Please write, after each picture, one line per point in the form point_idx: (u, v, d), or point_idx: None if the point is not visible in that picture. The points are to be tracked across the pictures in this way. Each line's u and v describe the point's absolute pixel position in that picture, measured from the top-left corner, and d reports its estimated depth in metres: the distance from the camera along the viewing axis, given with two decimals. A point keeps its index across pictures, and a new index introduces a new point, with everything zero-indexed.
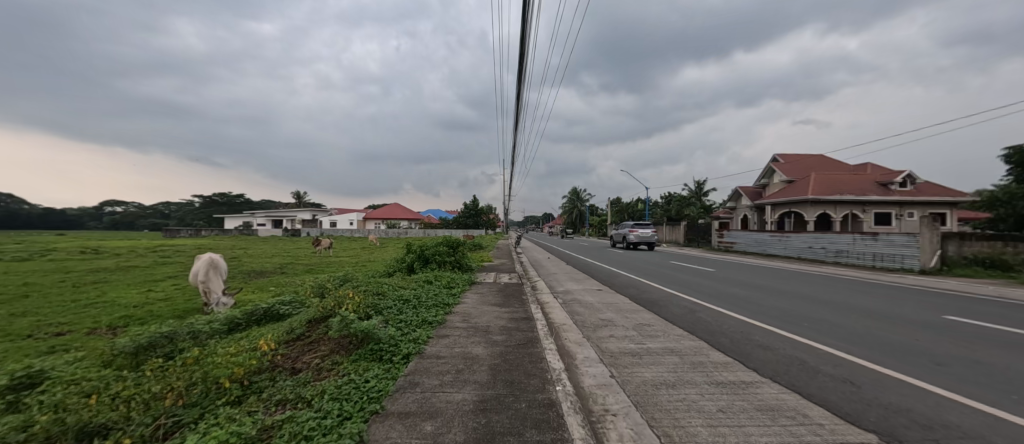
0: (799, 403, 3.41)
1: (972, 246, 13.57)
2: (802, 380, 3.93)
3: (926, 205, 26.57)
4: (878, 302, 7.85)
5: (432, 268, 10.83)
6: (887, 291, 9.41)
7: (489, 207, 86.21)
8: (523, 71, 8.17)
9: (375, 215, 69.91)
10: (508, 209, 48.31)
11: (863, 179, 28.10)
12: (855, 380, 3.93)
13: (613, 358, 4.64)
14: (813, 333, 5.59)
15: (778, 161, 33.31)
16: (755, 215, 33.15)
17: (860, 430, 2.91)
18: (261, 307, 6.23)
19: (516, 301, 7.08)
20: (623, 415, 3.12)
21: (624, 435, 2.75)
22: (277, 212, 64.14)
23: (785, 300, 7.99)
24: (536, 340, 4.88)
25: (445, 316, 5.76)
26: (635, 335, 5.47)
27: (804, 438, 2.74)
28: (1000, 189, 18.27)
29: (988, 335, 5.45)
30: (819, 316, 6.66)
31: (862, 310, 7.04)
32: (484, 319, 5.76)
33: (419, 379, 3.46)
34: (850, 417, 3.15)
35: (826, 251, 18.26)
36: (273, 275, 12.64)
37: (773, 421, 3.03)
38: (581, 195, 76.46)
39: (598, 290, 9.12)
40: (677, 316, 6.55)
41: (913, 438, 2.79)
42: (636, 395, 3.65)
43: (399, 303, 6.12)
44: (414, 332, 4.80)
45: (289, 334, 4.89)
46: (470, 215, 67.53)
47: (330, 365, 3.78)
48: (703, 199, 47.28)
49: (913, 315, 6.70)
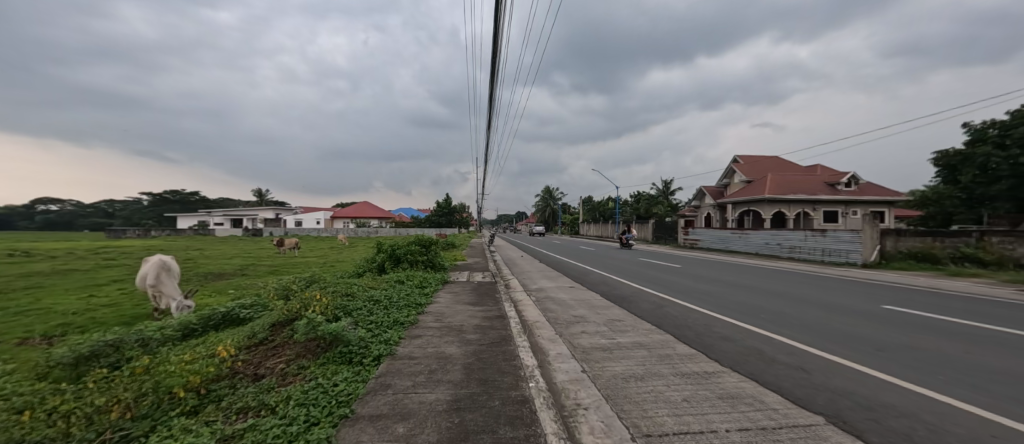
0: (756, 390, 3.65)
1: (907, 242, 14.85)
2: (760, 369, 4.18)
3: (867, 205, 28.90)
4: (826, 294, 8.46)
5: (403, 268, 10.56)
6: (834, 283, 10.15)
7: (461, 205, 85.45)
8: (496, 70, 8.16)
9: (343, 214, 67.54)
10: (481, 207, 48.37)
11: (813, 180, 30.19)
12: (808, 367, 4.23)
13: (584, 353, 4.75)
14: (771, 325, 5.93)
15: (738, 162, 35.18)
16: (717, 214, 34.83)
17: (811, 413, 3.14)
18: (219, 312, 5.86)
19: (490, 300, 7.08)
20: (593, 408, 3.21)
21: (595, 428, 2.83)
22: (237, 211, 60.60)
23: (745, 294, 8.43)
24: (509, 338, 4.90)
25: (418, 316, 5.66)
26: (606, 331, 5.63)
27: (760, 423, 2.94)
28: (930, 190, 20.21)
29: (919, 323, 6.01)
30: (775, 308, 7.08)
31: (813, 302, 7.54)
32: (458, 318, 5.72)
33: (391, 381, 3.40)
34: (801, 401, 3.40)
35: (781, 247, 19.51)
36: (231, 277, 11.98)
37: (733, 408, 3.22)
38: (554, 194, 77.67)
39: (570, 287, 9.29)
40: (646, 312, 6.77)
41: (856, 419, 3.06)
42: (606, 389, 3.75)
43: (369, 304, 5.96)
44: (384, 334, 4.69)
45: (250, 339, 4.62)
46: (442, 214, 66.53)
47: (296, 370, 3.64)
48: (669, 197, 49.40)
49: (857, 305, 7.31)
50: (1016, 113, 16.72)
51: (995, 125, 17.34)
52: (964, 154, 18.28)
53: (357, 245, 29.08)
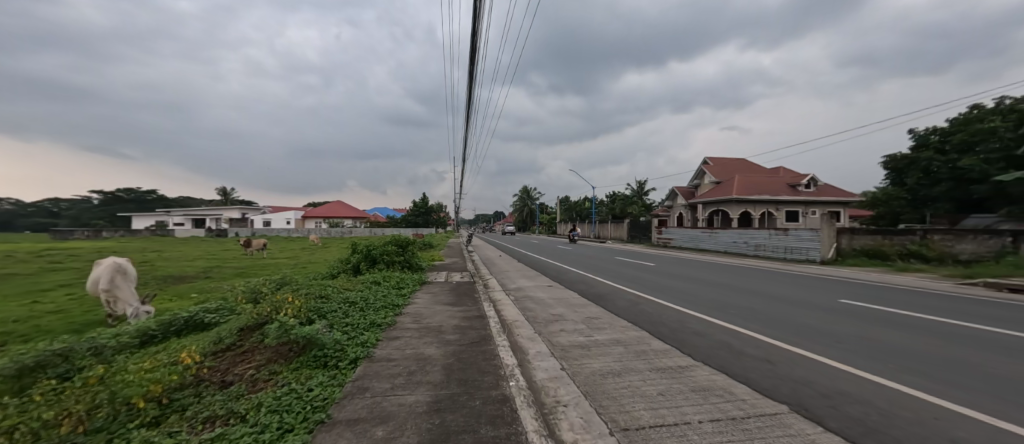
0: (726, 382, 3.82)
1: (860, 240, 15.90)
2: (730, 362, 4.38)
3: (825, 205, 30.74)
4: (789, 290, 8.97)
5: (379, 269, 10.30)
6: (795, 279, 10.77)
7: (439, 204, 84.36)
8: (474, 68, 8.10)
9: (315, 214, 65.17)
10: (459, 207, 48.00)
11: (777, 181, 31.79)
12: (773, 359, 4.47)
13: (563, 351, 4.82)
14: (740, 320, 6.23)
15: (708, 163, 36.60)
16: (689, 213, 36.09)
17: (776, 403, 3.33)
18: (181, 317, 5.52)
19: (469, 301, 7.02)
20: (573, 405, 3.27)
21: (575, 424, 2.89)
22: (199, 211, 57.29)
23: (715, 290, 8.80)
24: (489, 338, 4.90)
25: (395, 317, 5.56)
26: (584, 329, 5.73)
27: (730, 414, 3.08)
28: (881, 191, 21.79)
29: (872, 316, 6.48)
30: (743, 303, 7.44)
31: (777, 298, 7.97)
32: (437, 319, 5.66)
33: (369, 384, 3.32)
34: (767, 391, 3.60)
35: (747, 245, 20.46)
36: (194, 279, 11.33)
37: (705, 400, 3.36)
38: (531, 194, 78.26)
39: (549, 286, 9.37)
40: (622, 309, 6.94)
41: (816, 406, 3.26)
42: (584, 386, 3.82)
43: (344, 306, 5.80)
44: (361, 336, 4.58)
45: (216, 344, 4.39)
46: (418, 214, 65.45)
47: (267, 375, 3.49)
48: (644, 197, 50.72)
49: (816, 299, 7.79)
50: (953, 121, 18.52)
51: (935, 131, 19.11)
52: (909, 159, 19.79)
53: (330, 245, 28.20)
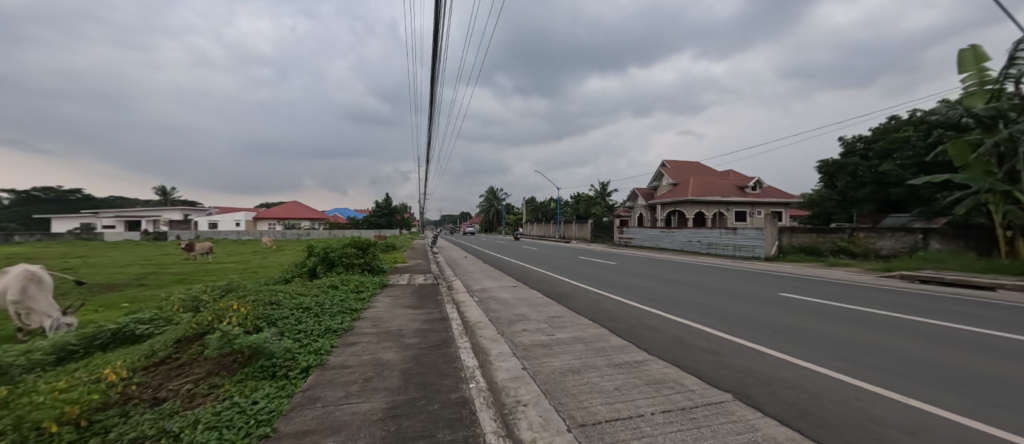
0: (678, 374, 4.02)
1: (798, 238, 17.33)
2: (681, 355, 4.62)
3: (769, 206, 33.17)
4: (736, 285, 9.60)
5: (337, 272, 9.88)
6: (744, 275, 11.50)
7: (402, 205, 82.35)
8: (437, 67, 7.95)
9: (268, 215, 61.37)
10: (423, 207, 47.02)
11: (727, 183, 33.90)
12: (721, 350, 4.77)
13: (525, 351, 4.86)
14: (693, 314, 6.59)
15: (665, 166, 38.35)
16: (648, 214, 37.62)
17: (721, 392, 3.55)
18: (108, 329, 5.00)
19: (431, 303, 6.90)
20: (532, 404, 3.31)
21: (533, 423, 2.92)
22: (134, 212, 52.14)
23: (671, 287, 9.24)
24: (450, 340, 4.85)
25: (353, 322, 5.37)
26: (546, 327, 5.81)
27: (680, 404, 3.25)
28: (816, 193, 23.83)
29: (807, 307, 7.08)
30: (696, 298, 7.87)
31: (727, 293, 8.50)
32: (397, 322, 5.52)
33: (321, 393, 3.18)
34: (714, 381, 3.83)
35: (701, 244, 21.65)
36: (124, 288, 10.26)
37: (658, 393, 3.52)
38: (497, 194, 78.56)
39: (513, 287, 9.40)
40: (584, 307, 7.12)
41: (757, 393, 3.52)
42: (545, 384, 3.88)
43: (297, 312, 5.51)
44: (314, 343, 4.37)
45: (148, 358, 4.01)
46: (381, 215, 63.42)
47: (207, 389, 3.25)
48: (606, 198, 52.28)
49: (760, 293, 8.41)
50: (875, 130, 20.61)
51: (860, 139, 21.17)
52: (838, 164, 21.75)
53: (284, 249, 26.72)
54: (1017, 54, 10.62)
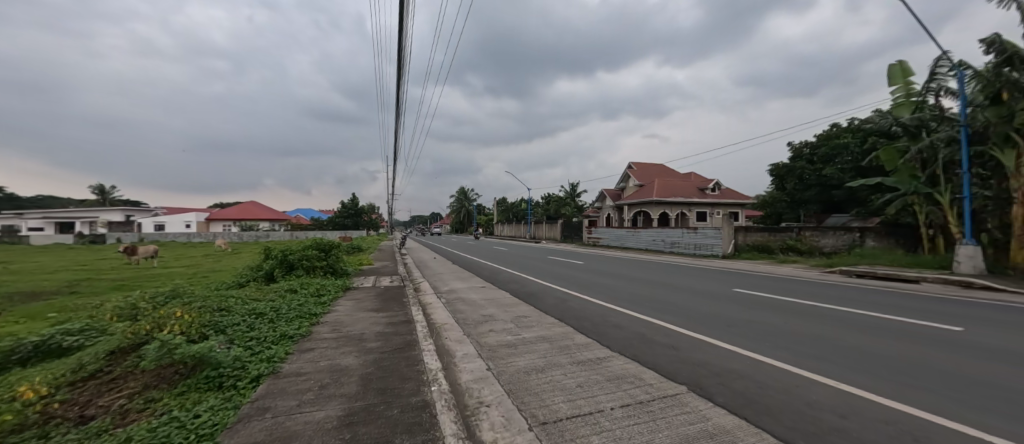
0: (637, 369, 4.16)
1: (752, 236, 18.38)
2: (642, 351, 4.77)
3: (727, 206, 34.99)
4: (696, 282, 10.04)
5: (297, 276, 9.45)
6: (703, 273, 12.04)
7: (370, 205, 80.10)
8: (402, 63, 7.79)
9: (223, 215, 57.74)
10: (392, 207, 45.88)
11: (689, 185, 35.43)
12: (678, 345, 4.98)
13: (490, 351, 4.86)
14: (654, 311, 6.83)
15: (632, 168, 39.55)
16: (616, 214, 38.65)
17: (677, 385, 3.70)
18: (28, 343, 4.53)
19: (396, 305, 6.75)
20: (495, 404, 3.30)
21: (495, 423, 2.92)
22: (68, 213, 47.46)
23: (635, 284, 9.53)
24: (414, 343, 4.76)
25: (311, 328, 5.16)
26: (512, 327, 5.83)
27: (638, 398, 3.36)
28: (768, 195, 25.38)
29: (759, 302, 7.53)
30: (658, 295, 8.17)
31: (687, 289, 8.87)
32: (358, 326, 5.36)
33: (272, 403, 3.03)
34: (671, 375, 3.98)
35: (665, 243, 22.48)
36: (51, 297, 9.30)
37: (618, 388, 3.62)
38: (469, 195, 78.17)
39: (481, 288, 9.37)
40: (550, 306, 7.21)
41: (710, 385, 3.69)
42: (509, 384, 3.89)
43: (250, 319, 5.22)
44: (267, 350, 4.16)
45: (76, 372, 3.67)
46: (348, 216, 61.28)
47: (143, 404, 3.01)
48: (576, 199, 53.23)
49: (717, 290, 8.85)
50: (819, 136, 22.20)
51: (805, 144, 22.76)
52: (787, 167, 23.28)
53: (239, 251, 25.23)
54: (937, 69, 11.79)
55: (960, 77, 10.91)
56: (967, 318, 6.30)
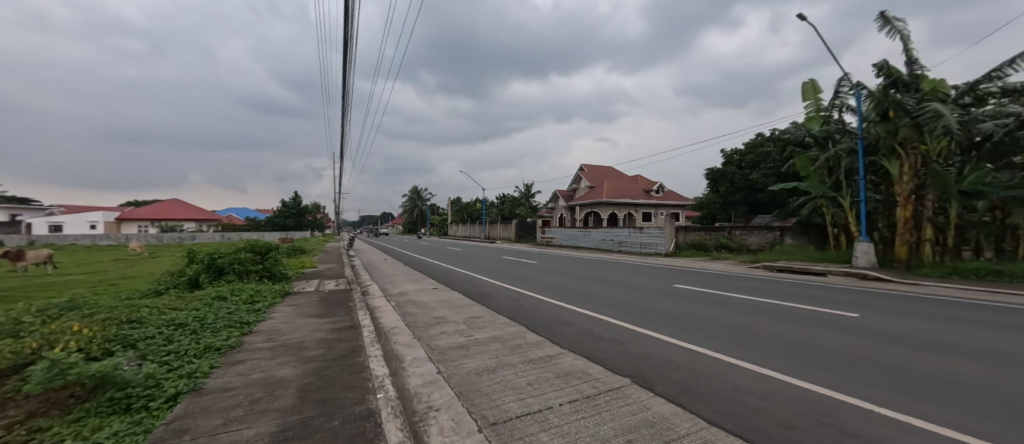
0: (585, 365, 4.31)
1: (690, 235, 19.85)
2: (589, 347, 4.95)
3: (669, 208, 37.44)
4: (641, 278, 10.64)
5: (226, 281, 8.61)
6: (648, 270, 12.77)
7: (315, 205, 75.32)
8: (348, 55, 7.41)
9: (138, 215, 51.10)
10: (339, 206, 43.44)
11: (636, 187, 37.44)
12: (623, 339, 5.24)
13: (441, 354, 4.77)
14: (602, 307, 7.13)
15: (584, 170, 40.98)
16: (569, 215, 39.80)
17: (621, 377, 3.89)
18: None
19: (341, 311, 6.41)
20: (444, 408, 3.26)
21: (444, 427, 2.87)
22: None
23: (585, 283, 9.87)
24: (360, 349, 4.55)
25: (242, 338, 4.73)
26: (464, 329, 5.77)
27: (585, 393, 3.47)
28: (704, 197, 27.54)
29: (695, 296, 8.16)
30: (606, 293, 8.53)
31: (633, 286, 9.37)
32: (298, 334, 5.01)
33: (191, 424, 2.74)
34: (616, 368, 4.17)
35: (614, 242, 23.55)
36: None
37: (567, 384, 3.72)
38: (423, 194, 76.37)
39: (433, 289, 9.17)
40: (503, 306, 7.25)
41: (652, 376, 3.91)
42: (460, 386, 3.85)
43: (167, 330, 4.68)
44: (187, 365, 3.75)
45: None
46: (290, 215, 57.04)
47: (24, 436, 2.57)
48: (530, 199, 54.05)
49: (659, 286, 9.43)
50: (747, 144, 24.52)
51: (735, 151, 24.99)
52: (720, 172, 25.41)
53: (156, 255, 22.44)
54: (840, 88, 13.53)
55: (858, 96, 12.61)
56: (862, 305, 7.29)
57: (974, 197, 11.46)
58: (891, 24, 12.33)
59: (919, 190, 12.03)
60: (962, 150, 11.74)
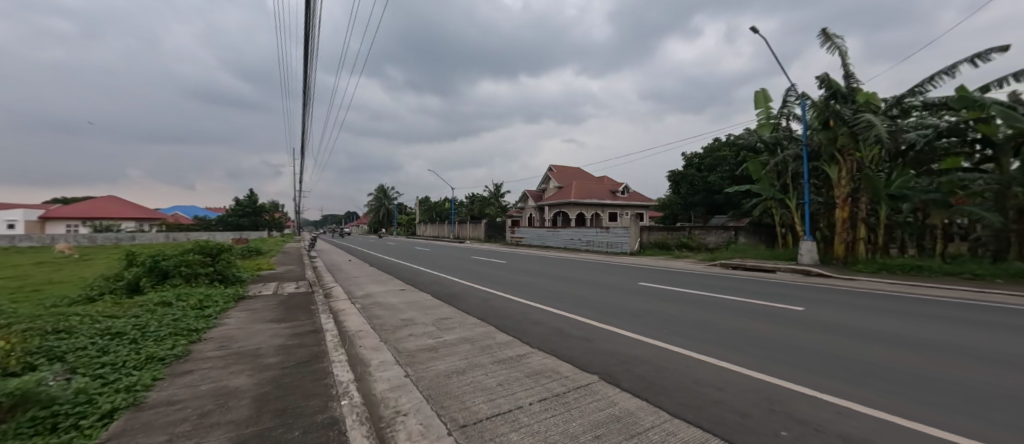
0: (554, 363, 4.38)
1: (654, 235, 20.70)
2: (559, 345, 5.03)
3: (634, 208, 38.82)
4: (608, 277, 10.96)
5: (172, 285, 7.95)
6: (615, 268, 13.18)
7: (272, 203, 71.16)
8: (310, 46, 7.05)
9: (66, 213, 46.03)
10: (299, 205, 41.34)
11: (603, 188, 38.47)
12: (591, 337, 5.37)
13: (409, 357, 4.67)
14: (571, 306, 7.27)
15: (552, 170, 41.57)
16: (538, 214, 40.24)
17: (589, 374, 3.99)
18: None
19: (302, 315, 6.10)
20: (413, 412, 3.18)
21: (412, 432, 2.81)
22: None
23: (554, 282, 10.03)
24: (322, 355, 4.36)
25: (190, 346, 4.38)
26: (433, 331, 5.68)
27: (554, 392, 3.52)
28: (667, 198, 28.81)
29: (658, 293, 8.52)
30: (575, 291, 8.70)
31: (601, 284, 9.63)
32: (254, 340, 4.72)
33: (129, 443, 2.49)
34: (585, 366, 4.27)
35: (581, 241, 24.08)
36: None
37: (537, 383, 3.76)
38: (389, 192, 74.31)
39: (401, 291, 8.95)
40: (472, 307, 7.20)
41: (619, 373, 4.03)
42: (429, 389, 3.79)
43: (101, 340, 4.24)
44: (126, 378, 3.42)
45: None
46: (244, 214, 53.54)
47: None
48: (500, 199, 54.10)
49: (625, 284, 9.76)
50: (705, 148, 25.91)
51: (695, 155, 26.31)
52: (681, 174, 26.67)
53: (88, 257, 20.34)
54: (787, 98, 14.61)
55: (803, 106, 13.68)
56: (806, 299, 7.92)
57: (899, 199, 12.70)
58: (831, 40, 13.47)
59: (854, 193, 13.21)
60: (890, 157, 13.16)
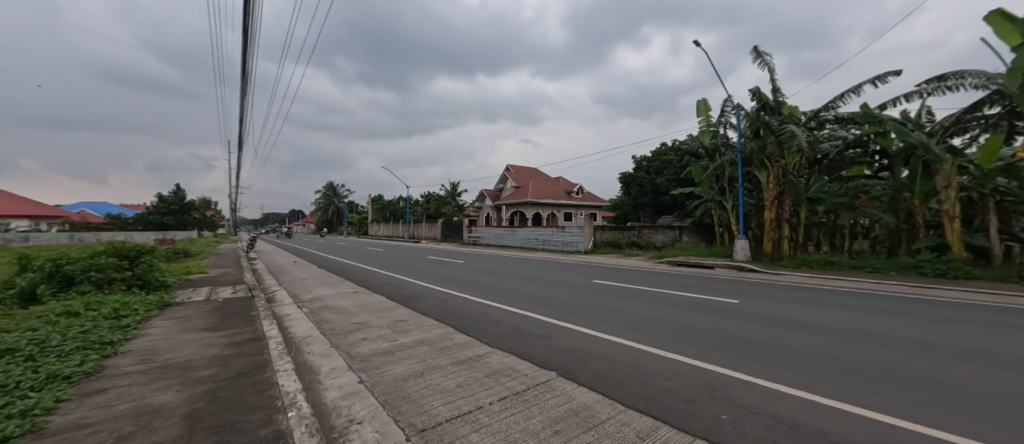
0: (513, 361, 4.42)
1: (606, 234, 21.61)
2: (518, 344, 5.07)
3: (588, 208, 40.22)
4: (564, 275, 11.25)
5: (78, 292, 6.92)
6: (571, 266, 13.56)
7: (203, 200, 64.43)
8: (250, 29, 6.48)
9: None
10: (236, 202, 37.83)
11: (558, 188, 39.41)
12: (549, 334, 5.48)
13: (363, 362, 4.47)
14: (529, 304, 7.36)
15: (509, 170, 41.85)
16: (495, 214, 40.31)
17: (548, 371, 4.08)
18: None
19: (240, 322, 5.60)
20: (368, 420, 3.05)
21: (368, 441, 2.70)
22: None
23: (513, 281, 10.10)
24: (265, 364, 4.04)
25: (103, 361, 3.84)
26: (388, 334, 5.48)
27: (514, 390, 3.56)
28: (619, 198, 30.19)
29: (611, 290, 8.91)
30: (532, 290, 8.83)
31: (558, 282, 9.86)
32: (184, 352, 4.25)
33: None
34: (543, 363, 4.36)
35: (538, 241, 24.52)
36: None
37: (496, 383, 3.78)
38: (339, 190, 70.38)
39: (352, 293, 8.52)
40: (430, 308, 7.04)
41: (576, 368, 4.16)
42: (385, 394, 3.66)
43: None
44: (21, 401, 2.92)
45: None
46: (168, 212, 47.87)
47: None
48: (457, 198, 53.44)
49: (580, 281, 10.09)
50: (653, 152, 27.47)
51: (644, 158, 27.82)
52: (631, 176, 28.07)
53: None
54: (725, 108, 15.94)
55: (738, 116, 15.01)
56: (739, 293, 8.71)
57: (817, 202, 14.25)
58: (761, 57, 14.90)
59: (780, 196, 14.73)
60: (809, 165, 14.80)
